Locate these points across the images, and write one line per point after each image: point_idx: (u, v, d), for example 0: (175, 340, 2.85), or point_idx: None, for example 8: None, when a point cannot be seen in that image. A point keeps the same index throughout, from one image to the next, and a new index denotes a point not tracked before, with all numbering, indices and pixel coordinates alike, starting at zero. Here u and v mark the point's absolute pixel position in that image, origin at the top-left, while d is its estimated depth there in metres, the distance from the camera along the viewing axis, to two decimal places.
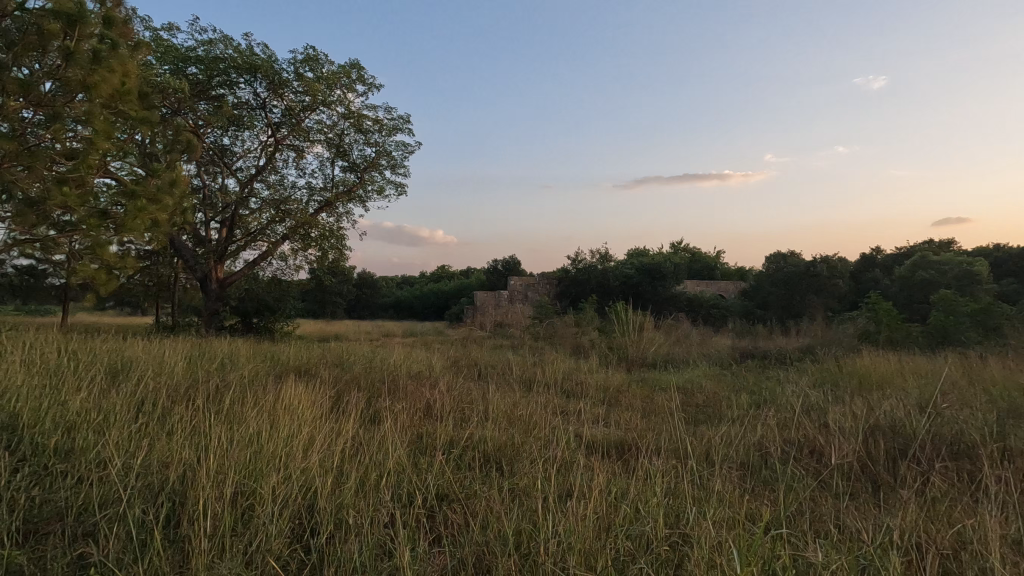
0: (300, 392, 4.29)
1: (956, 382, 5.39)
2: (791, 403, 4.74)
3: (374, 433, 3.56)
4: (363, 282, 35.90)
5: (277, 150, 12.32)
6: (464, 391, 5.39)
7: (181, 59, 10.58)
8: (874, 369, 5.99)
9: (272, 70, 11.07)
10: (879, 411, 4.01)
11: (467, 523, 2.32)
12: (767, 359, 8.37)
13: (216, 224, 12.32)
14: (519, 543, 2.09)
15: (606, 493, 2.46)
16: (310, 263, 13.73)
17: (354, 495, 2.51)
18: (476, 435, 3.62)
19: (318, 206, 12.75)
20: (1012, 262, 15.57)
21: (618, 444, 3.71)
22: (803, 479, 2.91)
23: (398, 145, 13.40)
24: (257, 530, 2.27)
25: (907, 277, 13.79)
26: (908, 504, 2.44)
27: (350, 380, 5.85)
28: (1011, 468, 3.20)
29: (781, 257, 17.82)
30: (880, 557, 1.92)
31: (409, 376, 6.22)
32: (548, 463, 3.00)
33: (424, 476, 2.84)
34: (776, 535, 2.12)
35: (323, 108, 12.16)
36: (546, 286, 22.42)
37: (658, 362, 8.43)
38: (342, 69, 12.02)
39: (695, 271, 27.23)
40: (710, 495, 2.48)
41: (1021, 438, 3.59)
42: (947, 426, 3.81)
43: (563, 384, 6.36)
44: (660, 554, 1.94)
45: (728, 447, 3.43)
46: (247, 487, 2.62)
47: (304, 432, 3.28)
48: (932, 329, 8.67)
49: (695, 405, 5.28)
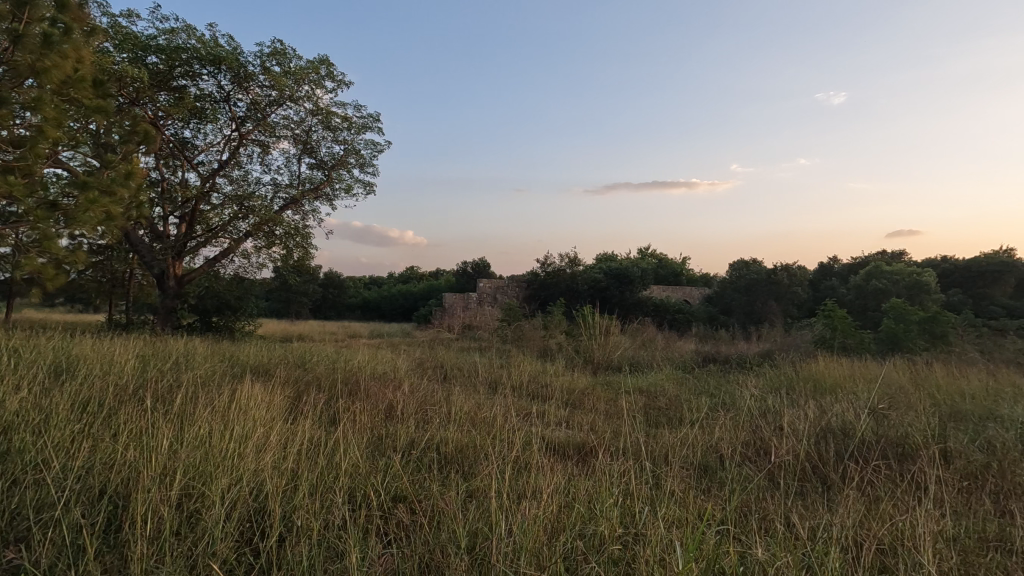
0: (257, 392, 4.19)
1: (903, 386, 5.65)
2: (749, 406, 4.87)
3: (331, 434, 3.51)
4: (330, 281, 35.36)
5: (241, 144, 11.99)
6: (428, 392, 5.35)
7: (140, 47, 10.17)
8: (827, 373, 6.22)
9: (237, 63, 10.80)
10: (831, 415, 4.14)
11: (422, 526, 2.29)
12: (728, 363, 8.58)
13: (175, 219, 11.91)
14: (473, 544, 2.08)
15: (561, 494, 2.46)
16: (273, 261, 13.40)
17: (306, 496, 2.47)
18: (437, 436, 3.60)
19: (283, 203, 12.47)
20: (957, 274, 16.37)
21: (580, 446, 3.72)
22: (756, 480, 2.99)
23: (368, 143, 13.22)
24: (203, 533, 2.20)
25: (861, 286, 14.37)
26: (852, 503, 2.53)
27: (312, 380, 5.72)
28: (952, 469, 3.35)
29: (744, 264, 18.41)
30: (823, 554, 1.97)
31: (372, 378, 6.12)
32: (506, 463, 3.01)
33: (381, 477, 2.80)
34: (724, 532, 2.17)
35: (291, 104, 11.92)
36: (515, 288, 22.50)
37: (622, 365, 8.55)
38: (311, 65, 11.79)
39: (662, 277, 27.79)
40: (665, 496, 2.51)
41: (960, 440, 3.76)
42: (894, 429, 3.96)
43: (528, 386, 6.37)
44: (612, 553, 1.94)
45: (685, 448, 3.49)
46: (195, 489, 2.54)
47: (259, 432, 3.20)
48: (883, 336, 9.05)
49: (656, 408, 5.38)
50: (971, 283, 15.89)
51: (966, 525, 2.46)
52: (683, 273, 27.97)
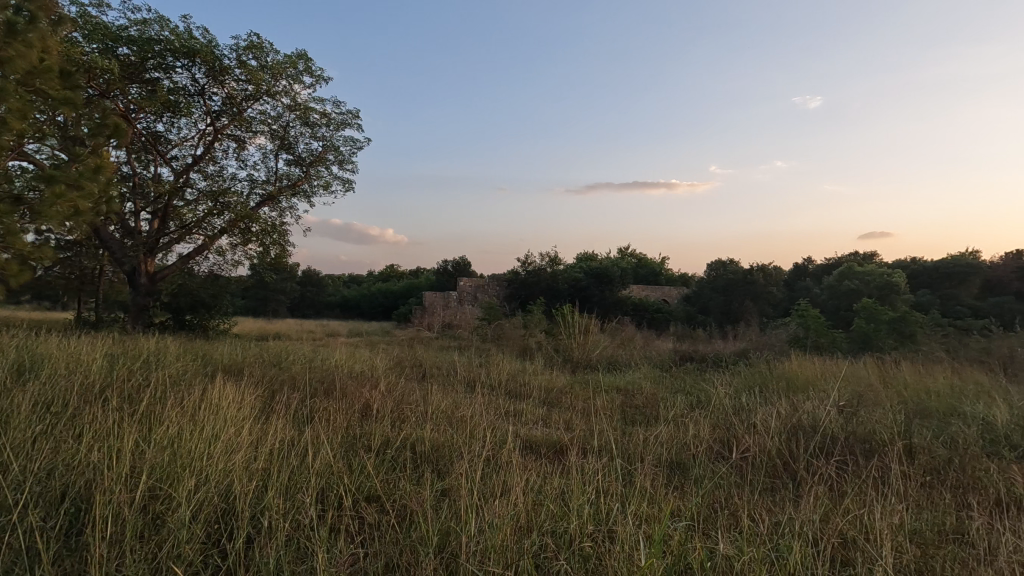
0: (228, 391, 4.11)
1: (872, 383, 5.80)
2: (724, 405, 4.93)
3: (304, 434, 3.46)
4: (308, 280, 34.90)
5: (216, 139, 11.75)
6: (406, 391, 5.31)
7: (111, 38, 9.89)
8: (799, 372, 6.36)
9: (212, 56, 10.58)
10: (802, 411, 4.23)
11: (393, 526, 2.28)
12: (704, 362, 8.71)
13: (147, 214, 11.63)
14: (444, 543, 2.08)
15: (534, 493, 2.47)
16: (249, 258, 13.20)
17: (275, 497, 2.43)
18: (413, 435, 3.58)
19: (259, 200, 12.27)
20: (925, 275, 16.83)
21: (555, 444, 3.73)
22: (727, 477, 3.05)
23: (347, 140, 13.05)
24: (169, 535, 2.16)
25: (835, 286, 14.70)
26: (817, 498, 2.59)
27: (287, 379, 5.64)
28: (916, 465, 3.45)
29: (722, 265, 18.68)
30: (786, 548, 2.02)
31: (349, 377, 6.04)
32: (480, 462, 3.01)
33: (354, 476, 2.78)
34: (692, 528, 2.21)
35: (268, 98, 11.73)
36: (495, 287, 22.43)
37: (602, 364, 8.61)
38: (288, 60, 11.60)
39: (642, 276, 28.05)
40: (636, 492, 2.53)
41: (924, 437, 3.88)
42: (863, 426, 4.05)
43: (506, 385, 6.36)
44: (582, 551, 1.95)
45: (658, 445, 3.52)
46: (161, 491, 2.49)
47: (228, 432, 3.14)
48: (855, 336, 9.26)
49: (634, 406, 5.43)
50: (939, 284, 16.35)
51: (927, 518, 2.53)
52: (662, 273, 28.26)
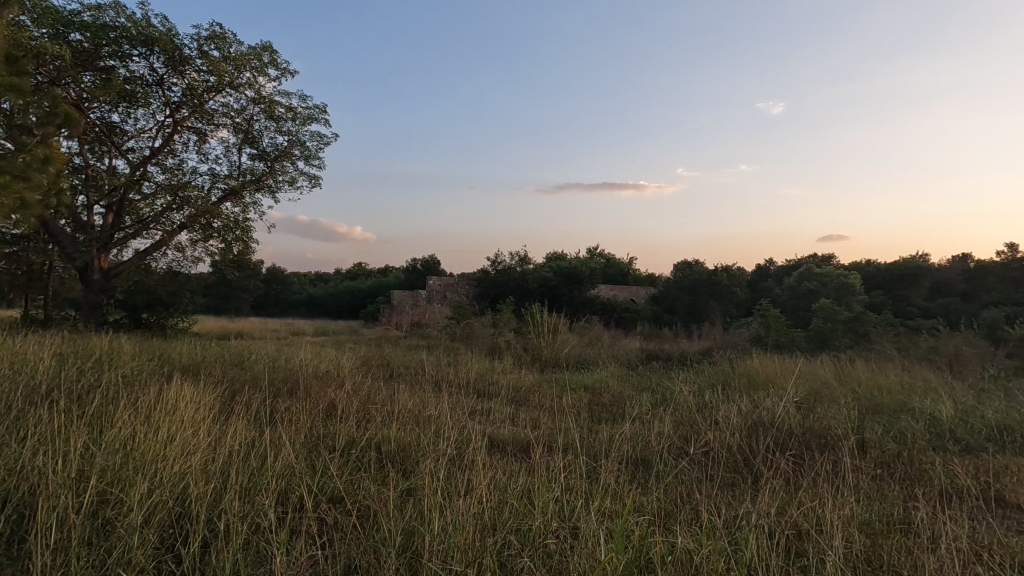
0: (186, 391, 3.97)
1: (828, 380, 6.02)
2: (687, 402, 5.04)
3: (266, 434, 3.37)
4: (273, 277, 34.09)
5: (175, 131, 11.35)
6: (372, 390, 5.23)
7: (62, 23, 9.44)
8: (759, 370, 6.55)
9: (172, 45, 10.22)
10: (761, 408, 4.35)
11: (356, 527, 2.25)
12: (670, 360, 8.87)
13: (100, 208, 11.15)
14: (406, 543, 2.06)
15: (498, 491, 2.47)
16: (211, 255, 12.80)
17: (233, 499, 2.37)
18: (379, 435, 3.53)
19: (221, 195, 11.91)
20: (879, 277, 17.54)
21: (522, 442, 3.75)
22: (690, 473, 3.11)
23: (314, 135, 12.79)
24: (121, 541, 2.08)
25: (795, 287, 15.19)
26: (774, 492, 2.67)
27: (249, 380, 5.48)
28: (867, 458, 3.59)
29: (688, 266, 19.07)
30: (744, 540, 2.07)
31: (315, 376, 5.92)
32: (446, 461, 2.99)
33: (318, 477, 2.73)
34: (652, 522, 2.25)
35: (231, 90, 11.39)
36: (465, 286, 22.32)
37: (570, 363, 8.67)
38: (252, 51, 11.28)
39: (610, 276, 28.39)
40: (600, 488, 2.57)
41: (875, 431, 4.04)
42: (819, 422, 4.20)
43: (474, 384, 6.33)
44: (546, 548, 1.96)
45: (623, 442, 3.57)
46: (112, 496, 2.39)
47: (185, 433, 3.04)
48: (813, 335, 9.59)
49: (601, 404, 5.50)
50: (891, 285, 17.08)
51: (877, 510, 2.64)
52: (630, 273, 28.67)
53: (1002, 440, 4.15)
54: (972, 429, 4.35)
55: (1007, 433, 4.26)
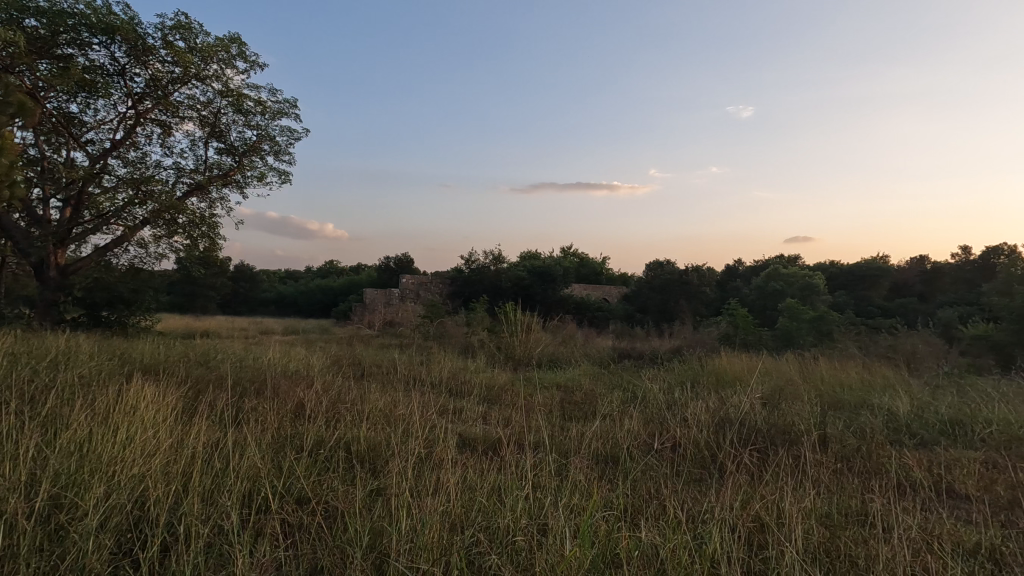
0: (147, 391, 3.85)
1: (792, 378, 6.18)
2: (657, 399, 5.12)
3: (231, 435, 3.29)
4: (241, 274, 33.28)
5: (138, 123, 10.98)
6: (343, 390, 5.14)
7: (16, 8, 9.04)
8: (727, 368, 6.68)
9: (134, 34, 9.88)
10: (728, 405, 4.45)
11: (322, 528, 2.21)
12: (641, 359, 8.98)
13: (57, 201, 10.72)
14: (373, 542, 2.05)
15: (468, 489, 2.48)
16: (175, 252, 12.42)
17: (194, 502, 2.30)
18: (348, 435, 3.48)
19: (186, 189, 11.57)
20: (842, 277, 18.10)
21: (493, 441, 3.75)
22: (658, 470, 3.16)
23: (284, 130, 12.52)
24: (74, 546, 2.01)
25: (762, 287, 15.56)
26: (738, 486, 2.74)
27: (214, 379, 5.34)
28: (828, 452, 3.71)
29: (659, 266, 19.35)
30: (708, 534, 2.12)
31: (284, 376, 5.80)
32: (416, 461, 2.97)
33: (284, 479, 2.68)
34: (619, 517, 2.28)
35: (197, 82, 11.06)
36: (438, 285, 22.15)
37: (543, 362, 8.70)
38: (220, 42, 10.98)
39: (583, 276, 28.60)
40: (569, 485, 2.59)
41: (836, 427, 4.17)
42: (783, 418, 4.31)
43: (447, 383, 6.30)
44: (514, 545, 1.97)
45: (593, 440, 3.61)
46: (66, 501, 2.30)
47: (146, 434, 2.95)
48: (779, 333, 9.84)
49: (573, 402, 5.54)
50: (853, 286, 17.66)
51: (836, 502, 2.73)
52: (603, 273, 28.94)
53: (953, 434, 4.33)
54: (926, 424, 4.53)
55: (957, 427, 4.46)
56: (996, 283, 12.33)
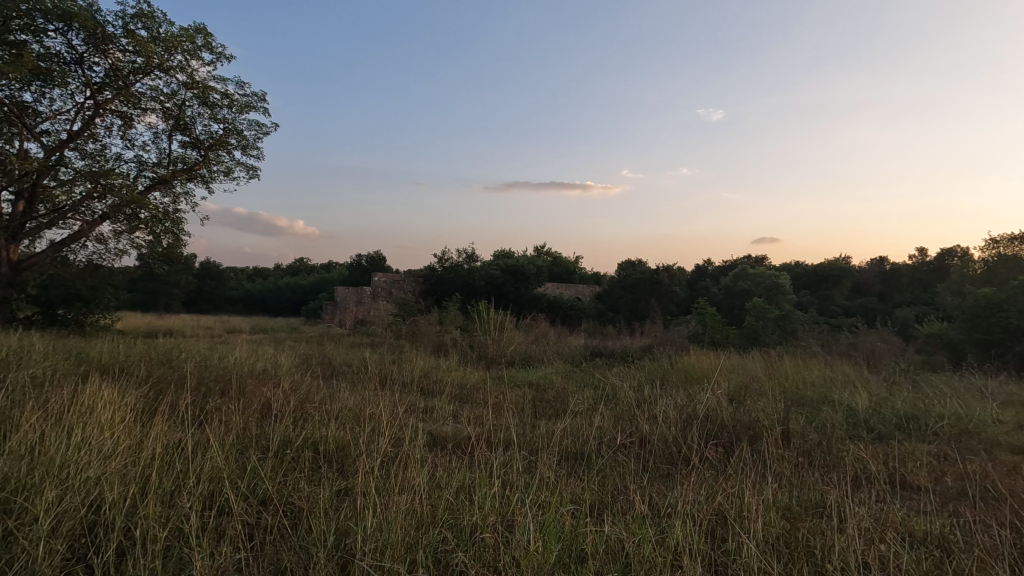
0: (104, 392, 3.72)
1: (757, 375, 6.35)
2: (627, 397, 5.19)
3: (193, 436, 3.21)
4: (206, 272, 32.39)
5: (97, 114, 10.57)
6: (311, 390, 5.06)
7: None
8: (695, 365, 6.82)
9: (93, 21, 9.51)
10: (696, 402, 4.53)
11: (286, 529, 2.18)
12: (612, 357, 9.09)
13: (9, 195, 10.24)
14: (338, 541, 2.03)
15: (436, 487, 2.47)
16: (137, 248, 12.00)
17: (152, 505, 2.24)
18: (316, 435, 3.42)
19: (148, 183, 11.19)
20: (806, 277, 18.63)
21: (463, 439, 3.75)
22: (626, 466, 3.21)
23: (251, 124, 12.22)
24: (22, 551, 1.94)
25: (731, 287, 15.92)
26: (702, 481, 2.80)
27: (177, 379, 5.18)
28: (790, 447, 3.82)
29: (631, 264, 19.58)
30: (673, 527, 2.17)
31: (251, 375, 5.68)
32: (385, 460, 2.95)
33: (249, 480, 2.62)
34: (586, 513, 2.31)
35: (160, 73, 10.71)
36: (410, 283, 21.95)
37: (516, 360, 8.72)
38: (185, 33, 10.67)
39: (556, 275, 28.75)
40: (537, 482, 2.60)
41: (799, 422, 4.30)
42: (748, 414, 4.42)
43: (419, 382, 6.27)
44: (482, 541, 1.97)
45: (563, 438, 3.63)
46: (14, 506, 2.20)
47: (102, 436, 2.85)
48: (746, 332, 10.08)
49: (544, 400, 5.58)
50: (817, 286, 18.19)
51: (796, 495, 2.82)
52: (575, 272, 29.12)
53: (909, 428, 4.51)
54: (883, 419, 4.70)
55: (912, 421, 4.64)
56: (950, 283, 12.87)
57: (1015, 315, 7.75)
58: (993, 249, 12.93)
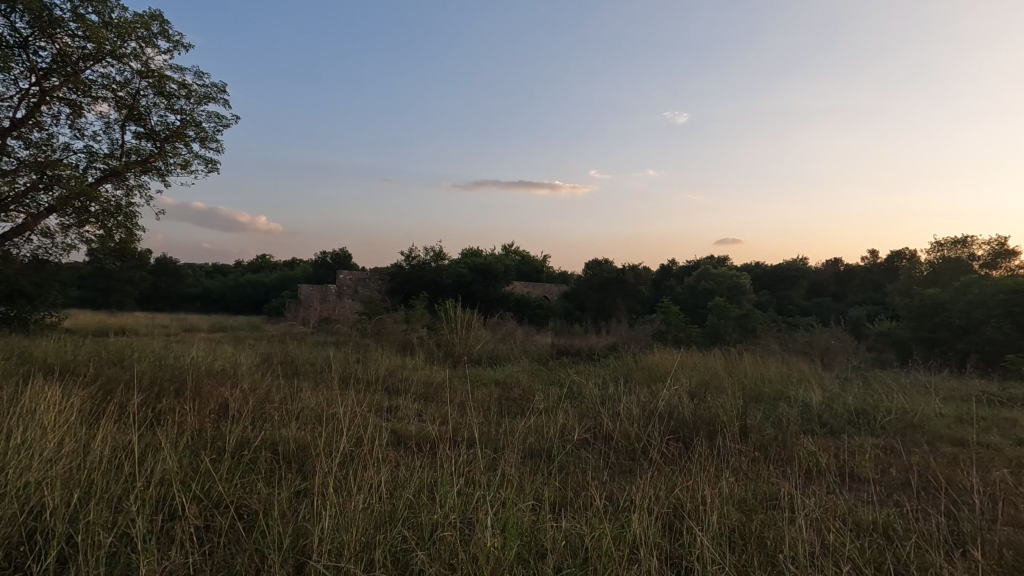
0: (48, 393, 3.53)
1: (718, 372, 6.51)
2: (592, 394, 5.26)
3: (144, 437, 3.08)
4: (163, 268, 31.20)
5: (43, 101, 10.04)
6: (272, 390, 4.93)
7: None
8: (658, 363, 6.95)
9: (39, 4, 9.03)
10: (659, 399, 4.62)
11: (240, 532, 2.13)
12: (578, 355, 9.18)
13: None
14: (295, 542, 2.00)
15: (396, 487, 2.45)
16: (87, 242, 11.47)
17: (98, 511, 2.15)
18: (275, 436, 3.34)
19: (99, 175, 10.71)
20: (766, 278, 19.20)
21: (427, 437, 3.73)
22: (589, 463, 3.25)
23: (211, 116, 11.83)
24: None
25: (694, 286, 16.28)
26: (660, 476, 2.86)
27: (130, 379, 4.98)
28: (747, 442, 3.94)
29: (598, 264, 19.82)
30: (632, 521, 2.20)
31: (209, 375, 5.51)
32: (346, 460, 2.90)
33: (202, 482, 2.55)
34: (547, 511, 2.33)
35: (112, 61, 10.25)
36: (377, 281, 21.63)
37: (483, 359, 8.72)
38: (140, 19, 10.25)
39: (524, 274, 28.85)
40: (500, 479, 2.61)
41: (756, 418, 4.43)
42: (708, 409, 4.53)
43: (384, 381, 6.21)
44: (442, 539, 1.97)
45: (528, 436, 3.65)
46: None
47: (44, 439, 2.71)
48: (708, 330, 10.34)
49: (510, 398, 5.59)
50: (776, 286, 18.77)
51: (752, 488, 2.90)
52: (543, 271, 29.28)
53: (859, 422, 4.69)
54: (836, 413, 4.90)
55: (862, 416, 4.85)
56: (899, 284, 13.47)
57: (957, 314, 8.18)
58: (938, 252, 13.61)
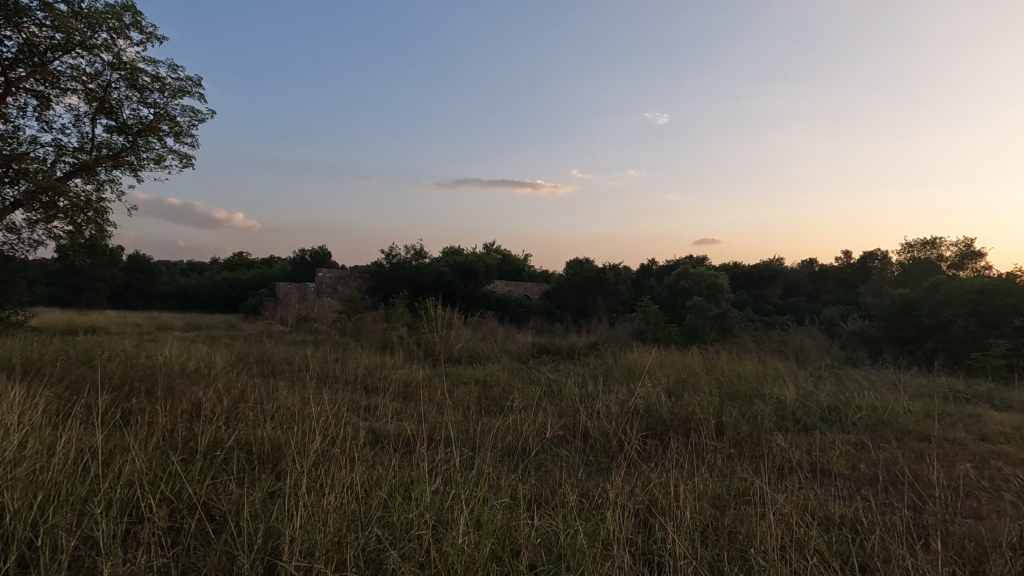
0: (11, 393, 3.42)
1: (695, 370, 6.58)
2: (571, 393, 5.28)
3: (112, 438, 3.00)
4: (135, 265, 30.42)
5: (8, 93, 9.71)
6: (248, 389, 4.85)
7: None
8: (636, 362, 6.99)
9: None
10: (637, 398, 4.65)
11: (212, 533, 2.10)
12: (558, 354, 9.21)
13: None
14: (267, 542, 1.97)
15: (371, 486, 2.43)
16: (55, 238, 11.13)
17: (62, 514, 2.10)
18: (250, 436, 3.28)
19: (68, 169, 10.40)
20: (744, 278, 19.48)
21: (404, 436, 3.69)
22: (567, 461, 3.26)
23: (186, 110, 11.57)
24: None
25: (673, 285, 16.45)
26: (635, 474, 2.89)
27: (99, 380, 4.84)
28: (723, 438, 3.99)
29: (579, 263, 19.88)
30: (606, 519, 2.21)
31: (182, 374, 5.39)
32: (322, 459, 2.86)
33: (173, 483, 2.50)
34: (522, 508, 2.34)
35: (82, 52, 9.96)
36: (356, 279, 21.37)
37: (463, 358, 8.69)
38: (111, 10, 9.97)
39: (505, 272, 28.80)
40: (476, 478, 2.61)
41: (731, 415, 4.49)
42: (685, 407, 4.58)
43: (363, 380, 6.15)
44: (416, 538, 1.96)
45: (506, 434, 3.64)
46: None
47: (7, 440, 2.62)
48: (687, 329, 10.45)
49: (489, 397, 5.59)
50: (753, 285, 19.06)
51: (725, 484, 2.94)
52: (525, 270, 29.29)
53: (831, 419, 4.80)
54: (809, 410, 4.99)
55: (835, 413, 4.95)
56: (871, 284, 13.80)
57: (925, 313, 8.41)
58: (909, 252, 13.97)
